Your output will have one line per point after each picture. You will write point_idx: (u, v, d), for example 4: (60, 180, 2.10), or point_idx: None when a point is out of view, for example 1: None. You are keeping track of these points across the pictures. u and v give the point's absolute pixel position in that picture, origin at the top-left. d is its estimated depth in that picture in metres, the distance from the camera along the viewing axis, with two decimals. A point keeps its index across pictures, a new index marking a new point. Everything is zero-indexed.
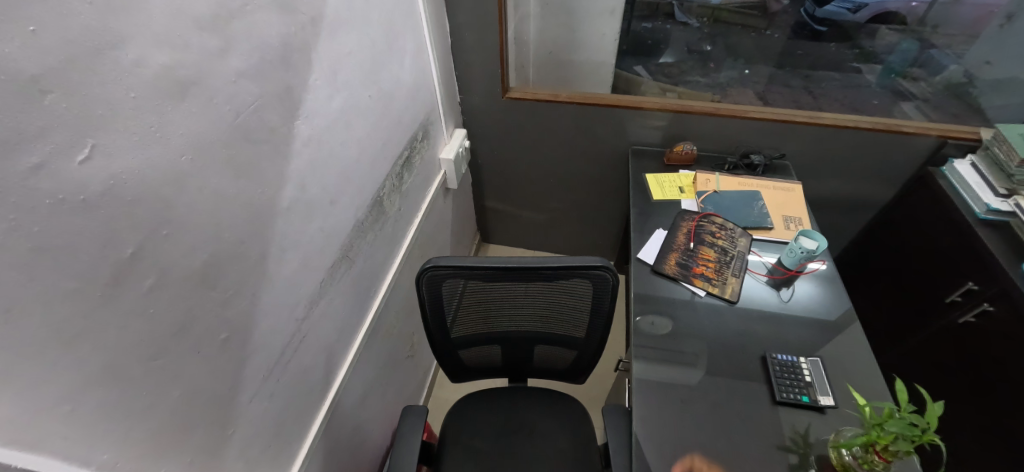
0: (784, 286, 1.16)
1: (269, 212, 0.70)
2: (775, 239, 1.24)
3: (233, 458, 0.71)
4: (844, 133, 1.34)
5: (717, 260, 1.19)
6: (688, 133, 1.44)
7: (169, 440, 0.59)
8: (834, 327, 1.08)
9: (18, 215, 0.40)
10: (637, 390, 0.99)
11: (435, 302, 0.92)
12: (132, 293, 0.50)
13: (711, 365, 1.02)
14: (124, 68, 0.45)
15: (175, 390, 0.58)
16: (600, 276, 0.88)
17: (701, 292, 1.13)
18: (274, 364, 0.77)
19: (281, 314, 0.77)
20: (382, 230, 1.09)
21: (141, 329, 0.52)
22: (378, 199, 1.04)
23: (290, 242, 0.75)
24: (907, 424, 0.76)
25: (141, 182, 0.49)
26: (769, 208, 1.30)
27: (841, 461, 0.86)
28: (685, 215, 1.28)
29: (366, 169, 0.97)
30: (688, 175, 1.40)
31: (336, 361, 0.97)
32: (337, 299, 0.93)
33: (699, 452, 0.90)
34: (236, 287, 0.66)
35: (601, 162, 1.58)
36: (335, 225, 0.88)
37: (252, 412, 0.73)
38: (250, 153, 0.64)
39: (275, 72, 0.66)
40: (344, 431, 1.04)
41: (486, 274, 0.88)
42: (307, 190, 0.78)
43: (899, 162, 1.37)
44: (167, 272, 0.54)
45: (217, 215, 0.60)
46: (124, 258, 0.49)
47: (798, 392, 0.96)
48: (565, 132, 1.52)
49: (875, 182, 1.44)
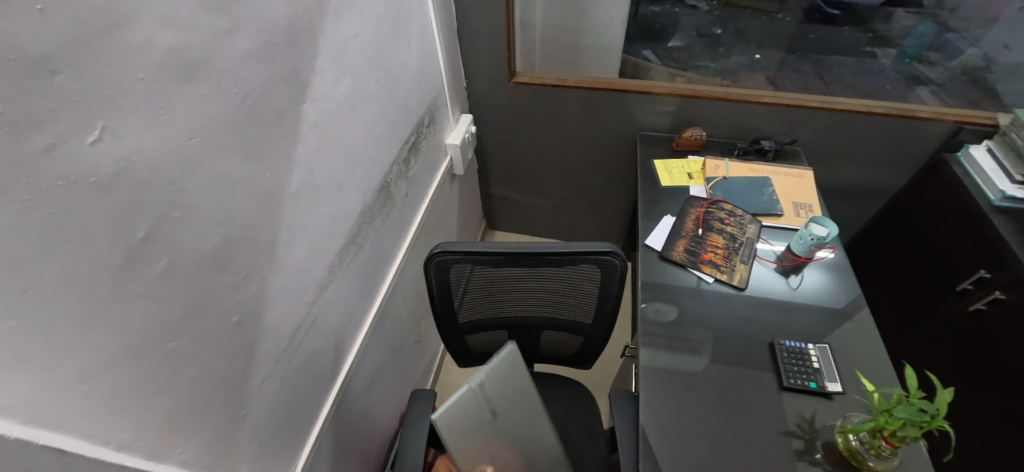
0: (793, 273, 1.15)
1: (277, 197, 0.70)
2: (784, 226, 1.23)
3: (247, 439, 0.72)
4: (857, 118, 1.32)
5: (726, 247, 1.18)
6: (697, 118, 1.42)
7: (186, 420, 0.60)
8: (842, 314, 1.08)
9: (32, 196, 0.40)
10: (643, 377, 0.99)
11: (442, 286, 0.92)
12: (144, 275, 0.51)
13: (718, 352, 1.02)
14: (131, 49, 0.45)
15: (189, 371, 0.59)
16: (608, 262, 0.87)
17: (709, 279, 1.13)
18: (285, 348, 0.78)
19: (290, 297, 0.77)
20: (390, 216, 1.09)
21: (154, 311, 0.53)
22: (384, 184, 1.04)
23: (299, 226, 0.76)
24: (916, 410, 0.76)
25: (151, 165, 0.49)
26: (779, 195, 1.28)
27: (848, 446, 0.86)
28: (693, 202, 1.27)
29: (373, 155, 0.96)
30: (697, 161, 1.39)
31: (345, 346, 0.98)
32: (346, 284, 0.94)
33: (704, 438, 0.91)
34: (247, 271, 0.66)
35: (609, 148, 1.56)
36: (343, 210, 0.88)
37: (264, 394, 0.74)
38: (258, 136, 0.64)
39: (282, 54, 0.65)
40: (353, 415, 1.05)
41: (493, 259, 0.87)
42: (315, 174, 0.78)
43: (913, 148, 1.35)
44: (179, 255, 0.55)
45: (227, 199, 0.60)
46: (137, 240, 0.49)
47: (805, 378, 0.96)
48: (572, 118, 1.50)
49: (888, 169, 1.42)
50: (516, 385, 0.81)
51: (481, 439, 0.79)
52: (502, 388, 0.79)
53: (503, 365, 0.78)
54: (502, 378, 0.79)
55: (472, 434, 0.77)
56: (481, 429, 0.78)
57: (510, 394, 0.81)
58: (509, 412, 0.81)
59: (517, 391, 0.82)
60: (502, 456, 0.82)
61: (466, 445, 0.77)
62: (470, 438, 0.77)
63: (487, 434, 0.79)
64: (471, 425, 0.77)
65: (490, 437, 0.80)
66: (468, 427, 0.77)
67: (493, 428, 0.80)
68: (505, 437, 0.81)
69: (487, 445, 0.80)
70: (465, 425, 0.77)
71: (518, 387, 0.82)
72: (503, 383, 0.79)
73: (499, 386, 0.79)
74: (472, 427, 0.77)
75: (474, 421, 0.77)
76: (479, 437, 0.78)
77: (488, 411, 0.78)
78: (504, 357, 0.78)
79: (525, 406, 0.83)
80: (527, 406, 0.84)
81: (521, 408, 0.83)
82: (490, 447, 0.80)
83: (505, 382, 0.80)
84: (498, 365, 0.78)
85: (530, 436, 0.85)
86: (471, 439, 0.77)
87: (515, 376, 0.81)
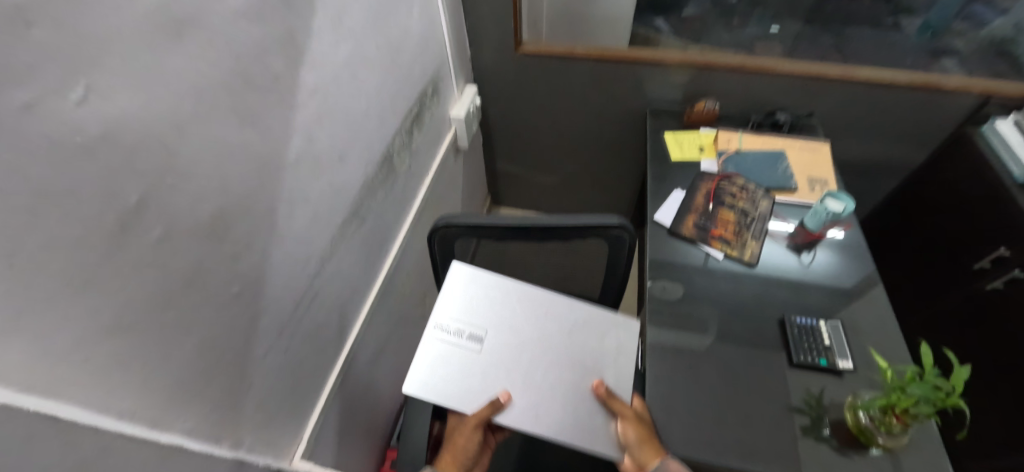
0: (805, 249, 1.13)
1: (276, 166, 0.68)
2: (799, 201, 1.20)
3: (251, 411, 0.72)
4: (879, 89, 1.26)
5: (737, 223, 1.15)
6: (710, 90, 1.37)
7: (188, 391, 0.59)
8: (853, 292, 1.05)
9: (15, 157, 0.38)
10: (650, 353, 0.98)
11: (448, 259, 0.91)
12: (139, 243, 0.50)
13: (726, 329, 1.00)
14: (115, 1, 0.43)
15: (190, 341, 0.58)
16: (616, 236, 0.85)
17: (718, 255, 1.11)
18: (288, 320, 0.77)
19: (292, 269, 0.76)
20: (393, 189, 1.07)
21: (150, 279, 0.52)
22: (387, 156, 1.02)
23: (299, 196, 0.74)
24: (930, 387, 0.74)
25: (142, 128, 0.47)
26: (794, 169, 1.25)
27: (858, 423, 0.85)
28: (705, 176, 1.23)
29: (375, 125, 0.94)
30: (708, 133, 1.35)
31: (349, 319, 0.98)
32: (349, 257, 0.93)
33: (711, 414, 0.90)
34: (246, 241, 0.65)
35: (617, 122, 1.53)
36: (344, 181, 0.86)
37: (268, 365, 0.74)
38: (254, 101, 0.61)
39: (276, 13, 0.62)
40: (358, 389, 1.05)
41: (498, 233, 0.85)
42: (315, 143, 0.76)
43: (934, 121, 1.30)
44: (174, 223, 0.53)
45: (223, 166, 0.58)
46: (129, 207, 0.48)
47: (815, 355, 0.94)
48: (580, 90, 1.46)
49: (907, 143, 1.37)
50: (490, 304, 0.86)
51: (484, 371, 0.82)
52: (474, 314, 0.85)
53: (456, 291, 0.86)
54: (465, 305, 0.85)
55: (470, 372, 0.82)
56: (477, 360, 0.83)
57: (488, 314, 0.86)
58: (502, 328, 0.85)
59: (497, 307, 0.86)
60: (526, 371, 0.84)
61: (467, 385, 0.81)
62: (471, 376, 0.82)
63: (489, 361, 0.83)
64: (461, 361, 0.83)
65: (495, 362, 0.83)
66: (459, 365, 0.83)
67: (492, 353, 0.84)
68: (513, 350, 0.84)
69: (497, 372, 0.83)
70: (454, 365, 0.82)
71: (494, 303, 0.86)
72: (469, 309, 0.85)
73: (467, 313, 0.85)
74: (467, 365, 0.83)
75: (464, 357, 0.83)
76: (482, 370, 0.83)
77: (471, 342, 0.84)
78: (450, 282, 0.86)
79: (519, 312, 0.86)
80: (522, 312, 0.87)
81: (515, 319, 0.86)
82: (503, 373, 0.83)
83: (474, 305, 0.86)
84: (450, 293, 0.86)
85: (549, 335, 0.86)
86: (473, 376, 0.82)
87: (485, 295, 0.86)
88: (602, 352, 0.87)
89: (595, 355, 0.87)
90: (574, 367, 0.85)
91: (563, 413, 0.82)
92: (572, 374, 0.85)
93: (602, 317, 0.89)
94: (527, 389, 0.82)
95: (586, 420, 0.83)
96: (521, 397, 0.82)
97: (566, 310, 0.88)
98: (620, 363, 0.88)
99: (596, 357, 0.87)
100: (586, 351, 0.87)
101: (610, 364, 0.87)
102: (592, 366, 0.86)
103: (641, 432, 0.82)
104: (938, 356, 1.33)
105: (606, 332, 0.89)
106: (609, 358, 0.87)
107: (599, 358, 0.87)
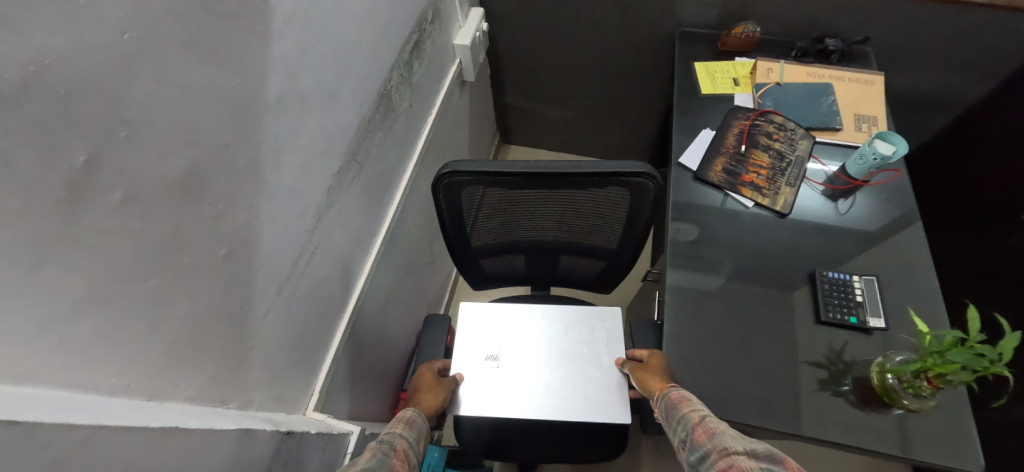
0: (843, 196, 1.04)
1: (254, 110, 0.60)
2: (841, 142, 1.09)
3: (257, 371, 0.69)
4: (947, 10, 1.10)
5: (771, 167, 1.05)
6: (749, 12, 1.21)
7: (183, 359, 0.56)
8: (892, 242, 0.98)
9: None
10: (670, 302, 0.92)
11: (454, 208, 0.84)
12: (97, 207, 0.43)
13: (750, 280, 0.94)
14: None
15: (178, 308, 0.54)
16: (640, 183, 0.76)
17: (748, 203, 1.02)
18: (286, 278, 0.72)
19: (286, 225, 0.70)
20: (394, 128, 0.98)
21: (121, 248, 0.46)
22: (384, 93, 0.92)
23: (285, 143, 0.67)
24: (974, 355, 0.69)
25: (74, 69, 0.39)
26: (840, 105, 1.12)
27: (883, 383, 0.80)
28: (738, 112, 1.12)
29: (368, 57, 0.83)
30: (745, 63, 1.21)
31: (354, 272, 0.93)
32: (349, 208, 0.86)
33: (733, 372, 0.86)
34: (229, 197, 0.58)
35: (642, 50, 1.38)
36: (336, 123, 0.78)
37: (270, 325, 0.70)
38: (217, 31, 0.52)
39: None
40: (368, 339, 1.03)
41: (509, 180, 0.77)
42: (299, 81, 0.67)
43: (1005, 47, 1.14)
44: (139, 182, 0.46)
45: (191, 112, 0.50)
46: (77, 167, 0.41)
47: (845, 312, 0.89)
48: (600, 12, 1.30)
49: (968, 74, 1.22)
50: (496, 328, 0.92)
51: (505, 383, 0.87)
52: (485, 340, 0.91)
53: (470, 323, 0.93)
54: (477, 331, 0.92)
55: (497, 388, 0.87)
56: (499, 378, 0.87)
57: (497, 335, 0.92)
58: (513, 340, 0.91)
59: (505, 328, 0.92)
60: (536, 369, 0.88)
61: (493, 399, 0.86)
62: (495, 392, 0.86)
63: (509, 374, 0.88)
64: (486, 382, 0.87)
65: (516, 373, 0.88)
66: (486, 385, 0.87)
67: (511, 365, 0.89)
68: (529, 356, 0.89)
69: (516, 380, 0.87)
70: (479, 384, 0.86)
71: (500, 325, 0.93)
72: (479, 336, 0.91)
73: (480, 339, 0.91)
74: (493, 384, 0.87)
75: (488, 377, 0.88)
76: (507, 384, 0.87)
77: (490, 361, 0.89)
78: (461, 320, 0.93)
79: (519, 326, 0.92)
80: (521, 326, 0.93)
81: (522, 336, 0.91)
82: (521, 379, 0.87)
83: (486, 331, 0.92)
84: (465, 325, 0.93)
85: (548, 338, 0.91)
86: (499, 391, 0.86)
87: (499, 319, 0.93)
88: (596, 342, 0.90)
89: (589, 345, 0.90)
90: (578, 362, 0.89)
91: (576, 401, 0.85)
92: (575, 365, 0.88)
93: (591, 312, 0.93)
94: (541, 390, 0.86)
95: (596, 401, 0.85)
96: (540, 395, 0.86)
97: (559, 314, 0.93)
98: (614, 347, 0.89)
99: (595, 349, 0.90)
100: (582, 344, 0.90)
101: (603, 348, 0.90)
102: (594, 357, 0.89)
103: (648, 372, 0.81)
104: (987, 319, 1.25)
105: (595, 324, 0.92)
106: (603, 345, 0.90)
107: (595, 348, 0.89)
